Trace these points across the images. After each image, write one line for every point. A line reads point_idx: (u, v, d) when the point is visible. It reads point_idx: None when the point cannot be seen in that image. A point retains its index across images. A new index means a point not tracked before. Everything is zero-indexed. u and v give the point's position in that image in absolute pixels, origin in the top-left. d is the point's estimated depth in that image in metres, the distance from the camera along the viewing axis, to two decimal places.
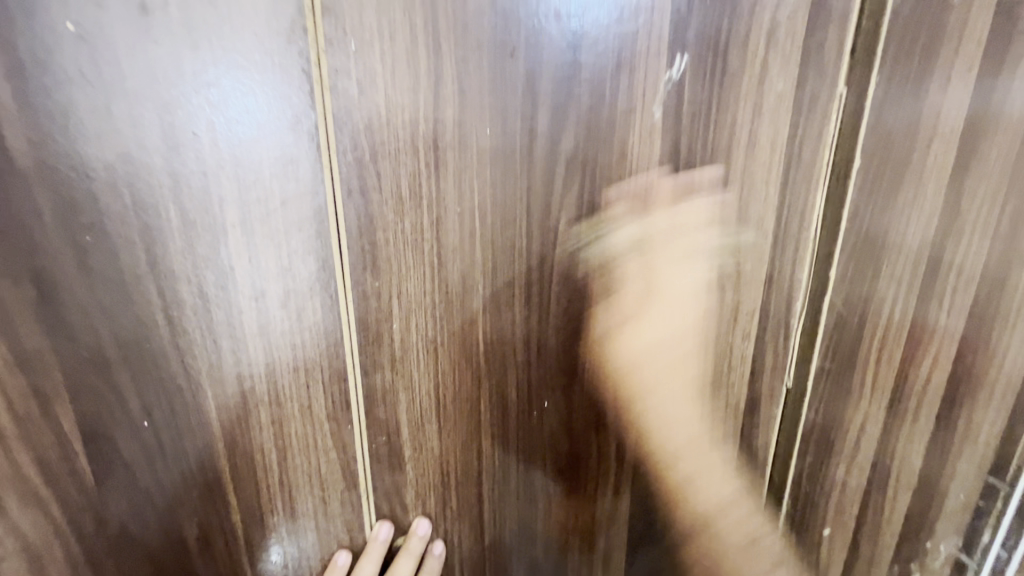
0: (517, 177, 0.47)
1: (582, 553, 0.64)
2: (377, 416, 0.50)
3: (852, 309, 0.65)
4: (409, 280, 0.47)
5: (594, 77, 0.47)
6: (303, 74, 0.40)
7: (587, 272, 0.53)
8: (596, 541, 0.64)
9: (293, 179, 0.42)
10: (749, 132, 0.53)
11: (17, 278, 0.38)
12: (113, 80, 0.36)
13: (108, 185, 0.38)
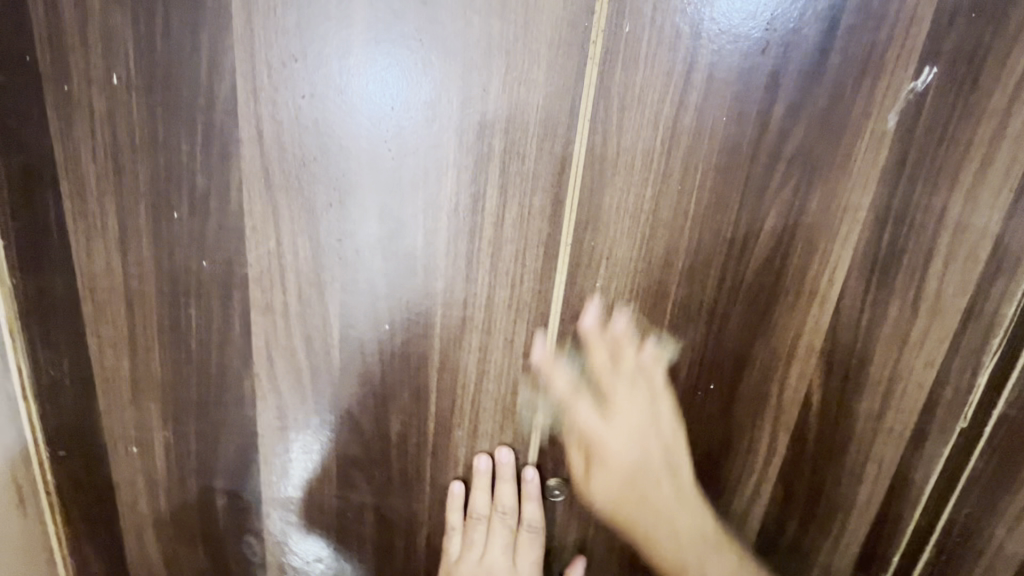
0: (739, 165, 0.50)
1: None
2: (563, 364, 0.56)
3: None
4: (619, 245, 0.52)
5: (836, 79, 0.48)
6: (580, 49, 0.45)
7: (781, 268, 0.54)
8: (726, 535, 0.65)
9: (548, 140, 0.48)
10: (985, 153, 0.51)
11: (330, 189, 0.48)
12: (438, 40, 0.44)
13: (413, 125, 0.46)
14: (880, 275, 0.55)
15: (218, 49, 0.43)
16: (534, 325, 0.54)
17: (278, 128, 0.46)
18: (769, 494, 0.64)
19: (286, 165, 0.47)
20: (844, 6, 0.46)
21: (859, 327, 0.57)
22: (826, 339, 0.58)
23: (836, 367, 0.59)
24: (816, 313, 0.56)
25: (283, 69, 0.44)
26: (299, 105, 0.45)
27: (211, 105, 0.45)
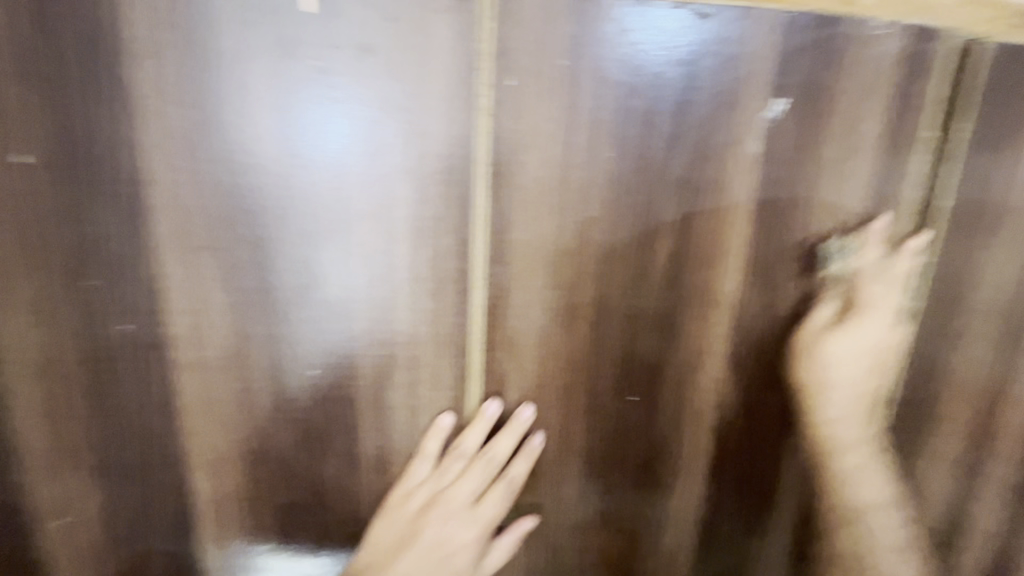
0: (629, 195, 0.55)
1: (652, 545, 0.70)
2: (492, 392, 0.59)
3: (938, 345, 0.68)
4: (529, 275, 0.56)
5: (703, 115, 0.54)
6: (471, 102, 0.50)
7: (680, 285, 0.59)
8: (663, 534, 0.69)
9: (451, 185, 0.52)
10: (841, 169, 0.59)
11: (246, 245, 0.50)
12: (337, 105, 0.48)
13: (321, 182, 0.50)
14: (769, 283, 0.61)
15: (124, 123, 0.46)
16: (457, 357, 0.57)
17: (189, 193, 0.48)
18: (701, 494, 0.68)
19: (200, 228, 0.49)
20: (701, 51, 0.52)
21: (758, 330, 0.63)
22: (730, 345, 0.63)
23: (743, 371, 0.64)
24: (719, 321, 0.62)
25: (189, 137, 0.47)
26: (209, 170, 0.48)
27: (120, 176, 0.47)
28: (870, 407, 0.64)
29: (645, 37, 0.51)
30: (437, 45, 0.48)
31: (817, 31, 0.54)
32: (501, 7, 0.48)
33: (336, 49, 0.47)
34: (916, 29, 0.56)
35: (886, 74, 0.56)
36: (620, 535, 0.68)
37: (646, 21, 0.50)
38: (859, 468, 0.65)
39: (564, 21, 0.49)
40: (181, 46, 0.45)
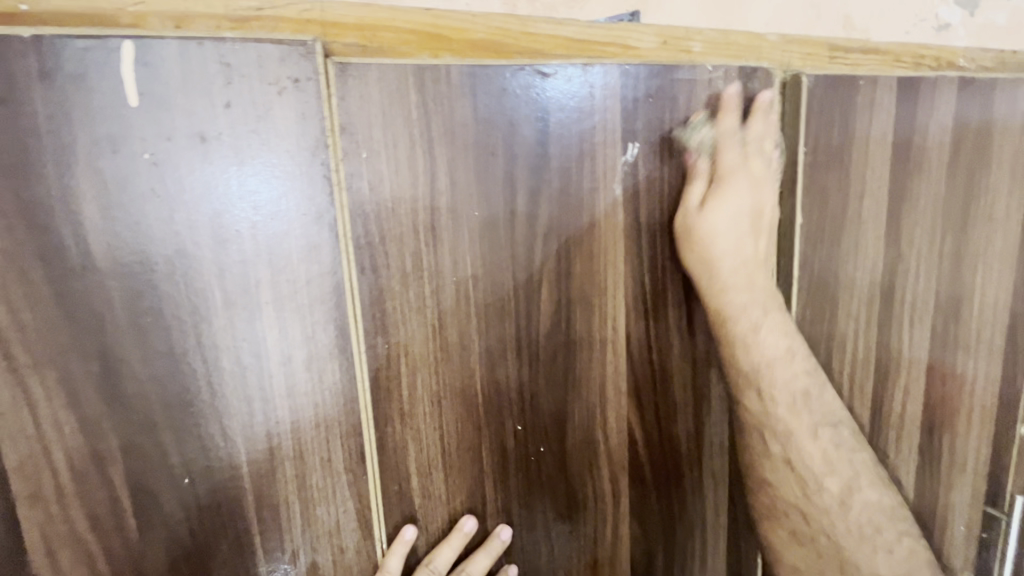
0: (503, 248, 0.56)
1: None
2: (394, 466, 0.56)
3: (818, 347, 0.72)
4: (414, 341, 0.55)
5: (562, 165, 0.57)
6: (325, 177, 0.49)
7: (569, 328, 0.60)
8: None
9: (316, 261, 0.50)
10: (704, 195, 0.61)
11: (89, 357, 0.46)
12: (176, 194, 0.46)
13: (168, 276, 0.46)
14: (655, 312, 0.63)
15: None
16: (349, 436, 0.54)
17: (11, 308, 0.43)
18: (630, 532, 0.68)
19: (28, 344, 0.44)
20: (548, 106, 0.55)
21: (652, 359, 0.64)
22: (628, 379, 0.64)
23: (645, 402, 0.65)
24: (613, 357, 0.63)
25: (5, 249, 0.43)
26: (33, 280, 0.43)
27: None
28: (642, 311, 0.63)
29: (491, 100, 0.53)
30: (279, 126, 0.47)
31: (652, 78, 0.58)
32: (341, 87, 0.49)
33: (169, 140, 0.45)
34: (738, 69, 0.62)
35: (722, 109, 0.61)
36: None
37: (489, 84, 0.53)
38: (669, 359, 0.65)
39: (409, 92, 0.51)
40: None
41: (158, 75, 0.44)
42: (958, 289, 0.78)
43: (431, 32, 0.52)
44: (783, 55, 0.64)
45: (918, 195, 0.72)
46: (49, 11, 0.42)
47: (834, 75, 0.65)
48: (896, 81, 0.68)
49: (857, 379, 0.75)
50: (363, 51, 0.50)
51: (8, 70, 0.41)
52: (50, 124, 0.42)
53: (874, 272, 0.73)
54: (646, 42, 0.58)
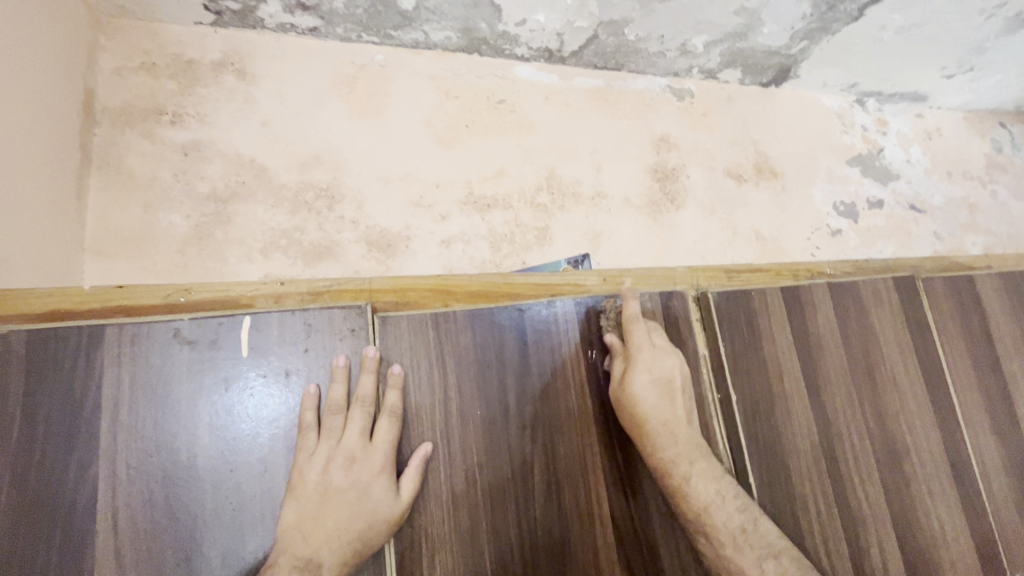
0: (501, 438, 0.72)
1: None
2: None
3: (782, 507, 0.83)
4: (432, 523, 0.67)
5: (540, 370, 0.76)
6: (368, 392, 0.67)
7: (560, 504, 0.72)
8: None
9: (360, 460, 0.65)
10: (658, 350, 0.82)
11: (177, 550, 0.58)
12: (264, 415, 0.64)
13: (248, 478, 0.62)
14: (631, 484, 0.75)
15: (84, 465, 0.57)
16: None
17: (131, 513, 0.57)
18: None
19: (136, 542, 0.57)
20: (526, 329, 0.77)
21: (636, 529, 0.74)
22: (618, 551, 0.72)
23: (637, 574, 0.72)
24: (602, 530, 0.73)
25: (138, 464, 0.59)
26: (152, 488, 0.58)
27: (70, 510, 0.56)
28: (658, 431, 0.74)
29: (485, 330, 0.75)
30: (339, 360, 0.67)
31: (598, 306, 0.82)
32: (382, 330, 0.71)
33: (264, 376, 0.65)
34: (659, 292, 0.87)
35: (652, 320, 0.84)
36: None
37: (483, 319, 0.76)
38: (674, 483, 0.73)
39: (428, 329, 0.73)
40: (142, 398, 0.61)
41: (263, 333, 0.66)
42: (891, 445, 0.92)
43: (442, 288, 0.77)
44: (691, 278, 0.90)
45: (826, 368, 0.92)
46: (196, 299, 0.66)
47: (732, 289, 0.91)
48: (779, 288, 0.94)
49: (829, 536, 0.83)
50: (395, 306, 0.73)
51: (171, 339, 0.63)
52: (188, 372, 0.63)
53: (812, 435, 0.87)
54: (591, 281, 0.84)
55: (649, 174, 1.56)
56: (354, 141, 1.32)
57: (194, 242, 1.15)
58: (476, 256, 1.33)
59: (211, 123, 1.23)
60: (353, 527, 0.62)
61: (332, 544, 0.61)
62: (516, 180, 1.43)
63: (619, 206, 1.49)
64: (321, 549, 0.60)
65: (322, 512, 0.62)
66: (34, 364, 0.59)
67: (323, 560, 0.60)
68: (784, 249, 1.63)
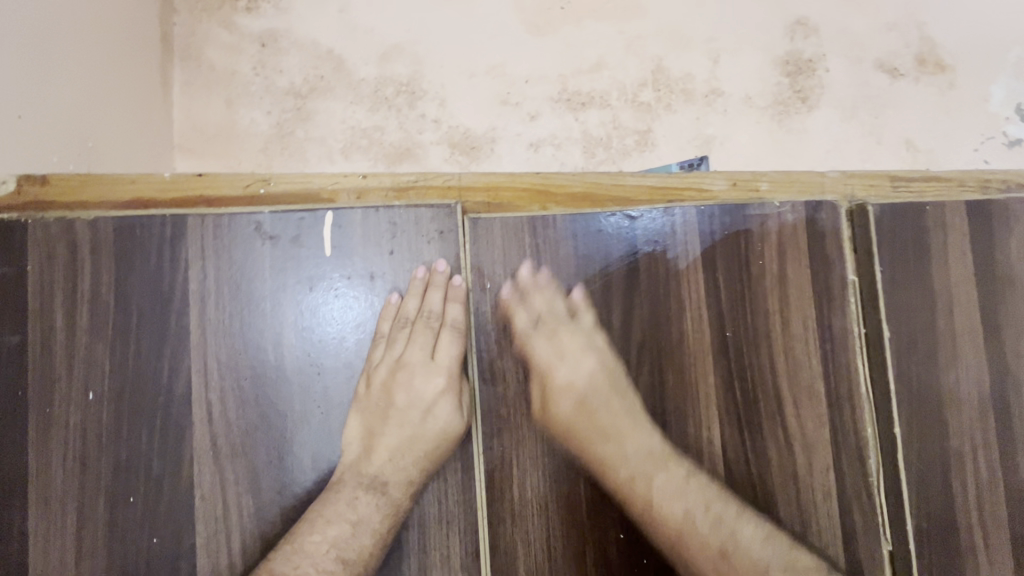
0: (602, 362, 0.64)
1: None
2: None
3: (931, 465, 0.69)
4: (525, 445, 0.61)
5: (650, 291, 0.65)
6: (436, 308, 0.61)
7: (666, 437, 0.64)
8: None
9: (434, 374, 0.61)
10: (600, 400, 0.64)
11: (268, 448, 0.57)
12: (349, 319, 0.60)
13: (336, 382, 0.59)
14: (749, 425, 0.66)
15: (177, 358, 0.56)
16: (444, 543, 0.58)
17: (223, 408, 0.56)
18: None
19: (230, 437, 0.56)
20: (637, 241, 0.66)
21: (753, 471, 0.65)
22: (728, 492, 0.65)
23: (747, 515, 0.65)
24: (711, 470, 0.65)
25: (228, 361, 0.57)
26: (243, 386, 0.57)
27: (168, 400, 0.55)
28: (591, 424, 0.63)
29: (588, 240, 0.65)
30: (416, 272, 0.61)
31: (725, 215, 0.68)
32: (474, 234, 0.63)
33: (348, 278, 0.60)
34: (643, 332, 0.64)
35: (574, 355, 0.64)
36: None
37: (588, 227, 0.65)
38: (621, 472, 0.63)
39: (523, 235, 0.63)
40: (227, 292, 0.58)
41: (347, 232, 0.60)
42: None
43: (541, 189, 0.66)
44: (845, 186, 0.73)
45: (1013, 307, 0.73)
46: (275, 194, 0.60)
47: (899, 202, 0.72)
48: (963, 204, 0.73)
49: (986, 502, 0.70)
50: (486, 208, 0.64)
51: (253, 233, 0.59)
52: (270, 269, 0.58)
53: (981, 386, 0.71)
54: (718, 185, 0.69)
55: (778, 67, 1.28)
56: (436, 28, 1.18)
57: (276, 141, 1.11)
58: (568, 162, 1.20)
59: (286, 9, 1.14)
60: (418, 447, 0.60)
61: (395, 461, 0.59)
62: (617, 74, 1.23)
63: (737, 107, 1.26)
64: (384, 468, 0.59)
65: (386, 427, 0.60)
66: (123, 253, 0.57)
67: (387, 478, 0.59)
68: (940, 162, 1.31)
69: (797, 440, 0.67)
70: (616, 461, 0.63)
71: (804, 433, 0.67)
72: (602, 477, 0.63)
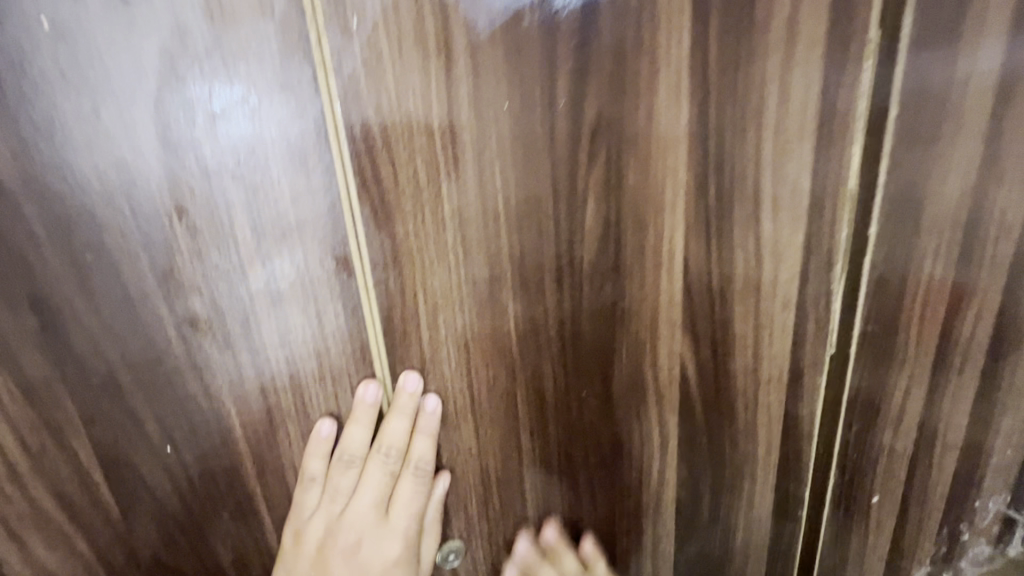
0: (540, 154, 0.44)
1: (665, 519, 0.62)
2: (357, 503, 0.46)
3: (895, 268, 0.62)
4: (434, 273, 0.44)
5: (615, 39, 0.43)
6: (288, 78, 0.37)
7: (618, 253, 0.50)
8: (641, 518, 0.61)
9: (318, 231, 0.40)
10: (453, 226, 0.44)
11: (17, 308, 0.35)
12: (99, 83, 0.33)
13: (106, 198, 0.35)
14: (718, 231, 0.53)
15: None
16: (340, 449, 0.45)
17: None
18: (675, 490, 0.62)
19: None
20: None
21: (714, 290, 0.55)
22: (683, 311, 0.55)
23: (700, 335, 0.56)
24: (666, 286, 0.53)
25: None
26: None
27: None
28: (447, 261, 0.44)
29: None
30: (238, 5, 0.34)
31: None
32: None
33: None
34: (569, 147, 0.45)
35: (416, 158, 0.41)
36: (601, 531, 0.60)
37: None
38: (485, 324, 0.47)
39: None
40: None
41: None
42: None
43: None
44: None
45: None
46: None
47: None
48: None
49: (932, 305, 0.65)
50: None
51: None
52: None
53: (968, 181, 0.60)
54: None
55: None
56: None
57: None
58: None
59: None
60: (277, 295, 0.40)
61: None
62: None
63: None
64: None
65: (217, 264, 0.39)
66: None
67: None
68: None
69: (765, 249, 0.55)
70: (475, 302, 0.46)
71: (777, 240, 0.55)
72: (457, 328, 0.47)
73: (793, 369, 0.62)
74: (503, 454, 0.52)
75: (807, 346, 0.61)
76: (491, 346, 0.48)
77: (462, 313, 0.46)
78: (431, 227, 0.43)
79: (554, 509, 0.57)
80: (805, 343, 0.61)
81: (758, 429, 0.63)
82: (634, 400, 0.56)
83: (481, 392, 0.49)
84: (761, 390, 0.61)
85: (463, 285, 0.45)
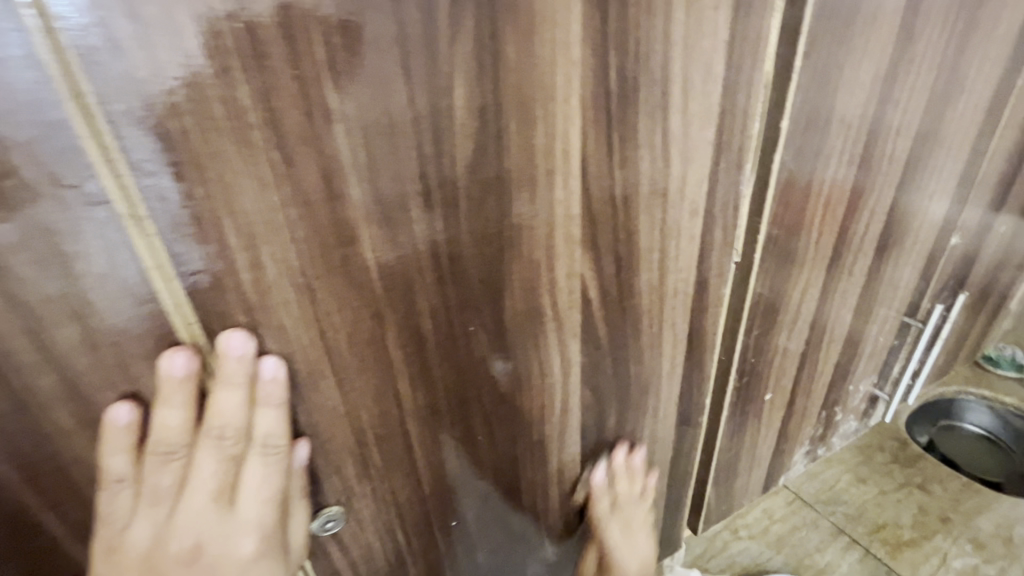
0: (380, 13, 0.31)
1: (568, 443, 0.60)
2: (188, 501, 0.36)
3: (803, 167, 0.58)
4: (243, 191, 0.32)
5: None
6: None
7: (500, 157, 0.40)
8: (543, 443, 0.58)
9: (53, 160, 0.27)
10: (262, 121, 0.31)
11: None
12: None
13: None
14: (620, 127, 0.44)
15: None
16: (150, 439, 0.35)
17: None
18: (579, 415, 0.58)
19: None
20: None
21: (617, 198, 0.47)
22: (582, 225, 0.47)
23: (602, 251, 0.49)
24: (561, 196, 0.44)
25: None
26: None
27: None
28: (261, 171, 0.32)
29: None
30: None
31: None
32: None
33: None
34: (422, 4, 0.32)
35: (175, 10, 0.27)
36: (501, 465, 0.56)
37: None
38: (332, 255, 0.36)
39: None
40: None
41: None
42: (955, 71, 0.67)
43: None
44: None
45: None
46: None
47: None
48: None
49: (832, 203, 0.64)
50: None
51: None
52: None
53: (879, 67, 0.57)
54: None
55: None
56: None
57: None
58: None
59: None
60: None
61: None
62: None
63: None
64: None
65: None
66: None
67: None
68: None
69: (672, 148, 0.47)
70: (313, 226, 0.35)
71: (686, 137, 0.47)
72: (293, 262, 0.35)
73: (698, 282, 0.58)
74: (379, 405, 0.44)
75: (715, 253, 0.57)
76: (344, 282, 0.37)
77: (295, 244, 0.35)
78: (225, 123, 0.30)
79: (448, 454, 0.51)
80: (712, 252, 0.57)
81: (663, 345, 0.60)
82: (532, 330, 0.50)
83: (339, 339, 0.39)
84: (666, 305, 0.57)
85: (290, 205, 0.33)
